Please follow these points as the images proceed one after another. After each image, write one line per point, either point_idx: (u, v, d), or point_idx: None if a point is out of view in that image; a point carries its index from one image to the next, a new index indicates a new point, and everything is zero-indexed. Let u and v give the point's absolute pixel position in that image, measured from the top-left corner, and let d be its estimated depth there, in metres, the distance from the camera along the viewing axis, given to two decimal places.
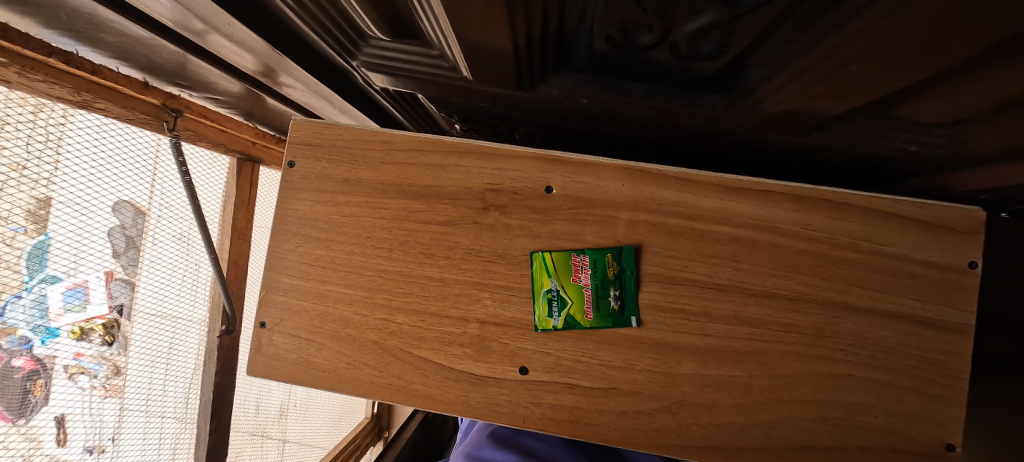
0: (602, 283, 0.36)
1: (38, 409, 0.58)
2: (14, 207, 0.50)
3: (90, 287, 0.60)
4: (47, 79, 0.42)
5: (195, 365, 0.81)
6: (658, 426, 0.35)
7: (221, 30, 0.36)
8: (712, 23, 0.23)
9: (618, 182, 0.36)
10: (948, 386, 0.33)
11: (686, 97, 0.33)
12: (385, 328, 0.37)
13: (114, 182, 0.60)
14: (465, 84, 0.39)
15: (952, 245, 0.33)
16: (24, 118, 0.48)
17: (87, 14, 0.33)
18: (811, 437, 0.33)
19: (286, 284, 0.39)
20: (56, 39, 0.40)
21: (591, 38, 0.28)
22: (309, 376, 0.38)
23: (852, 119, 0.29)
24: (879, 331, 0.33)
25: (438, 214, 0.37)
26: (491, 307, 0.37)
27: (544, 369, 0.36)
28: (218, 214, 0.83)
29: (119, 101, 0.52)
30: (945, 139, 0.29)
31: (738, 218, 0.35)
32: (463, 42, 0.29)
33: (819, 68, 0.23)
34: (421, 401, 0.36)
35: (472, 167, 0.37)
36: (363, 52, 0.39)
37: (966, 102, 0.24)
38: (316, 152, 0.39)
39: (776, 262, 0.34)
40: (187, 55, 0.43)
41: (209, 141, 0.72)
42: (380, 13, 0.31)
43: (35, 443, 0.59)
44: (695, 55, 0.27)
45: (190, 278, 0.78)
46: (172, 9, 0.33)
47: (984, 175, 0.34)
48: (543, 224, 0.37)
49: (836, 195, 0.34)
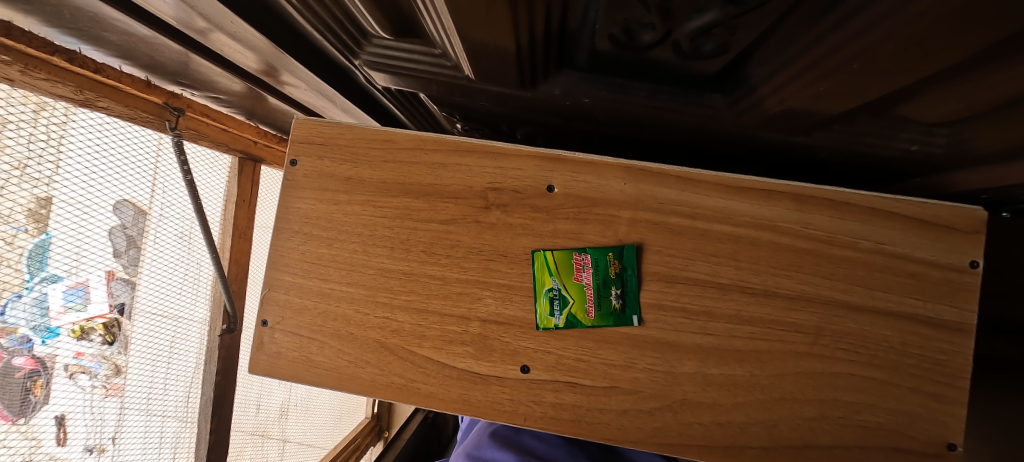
0: (603, 282, 0.36)
1: (38, 408, 0.58)
2: (15, 206, 0.50)
3: (91, 286, 0.59)
4: (50, 77, 0.42)
5: (195, 365, 0.81)
6: (659, 424, 0.35)
7: (224, 29, 0.36)
8: (713, 21, 0.23)
9: (619, 181, 0.36)
10: (949, 385, 0.33)
11: (687, 96, 0.33)
12: (386, 327, 0.37)
13: (114, 182, 0.60)
14: (467, 83, 0.39)
15: (953, 244, 0.33)
16: (26, 117, 0.48)
17: (91, 13, 0.33)
18: (812, 436, 0.33)
19: (288, 283, 0.39)
20: (59, 38, 0.40)
21: (594, 37, 0.28)
22: (310, 374, 0.38)
23: (853, 118, 0.30)
24: (879, 330, 0.33)
25: (439, 212, 0.37)
26: (493, 306, 0.37)
27: (545, 367, 0.36)
28: (219, 214, 0.83)
29: (121, 100, 0.52)
30: (946, 138, 0.29)
31: (739, 217, 0.35)
32: (465, 41, 0.29)
33: (821, 67, 0.23)
34: (422, 400, 0.36)
35: (474, 166, 0.37)
36: (365, 51, 0.39)
37: (967, 102, 0.24)
38: (317, 150, 0.40)
39: (777, 262, 0.34)
40: (189, 54, 0.43)
41: (211, 141, 0.72)
42: (383, 12, 0.31)
43: (35, 442, 0.58)
44: (697, 54, 0.27)
45: (191, 277, 0.78)
46: (176, 8, 0.33)
47: (985, 174, 0.34)
48: (545, 223, 0.37)
49: (837, 194, 0.34)
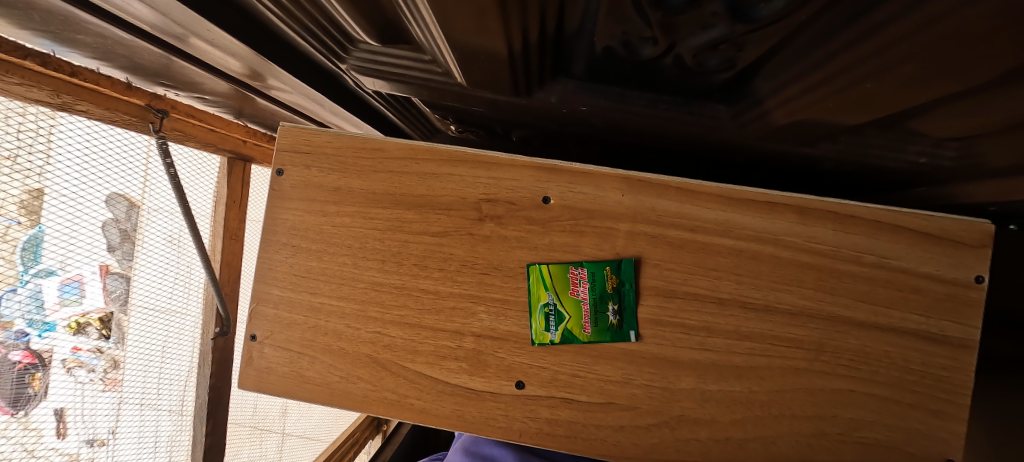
0: (601, 297, 0.35)
1: (37, 401, 0.57)
2: (8, 199, 0.49)
3: (86, 281, 0.59)
4: (23, 81, 0.40)
5: (189, 368, 0.81)
6: (656, 440, 0.34)
7: (202, 35, 0.34)
8: (719, 37, 0.21)
9: (617, 192, 0.35)
10: (950, 401, 0.32)
11: (689, 106, 0.32)
12: (377, 341, 0.37)
13: (102, 179, 0.58)
14: (459, 89, 0.37)
15: (958, 259, 0.32)
16: (13, 112, 0.45)
17: (61, 16, 0.31)
18: (810, 452, 0.33)
19: (277, 296, 0.38)
20: (31, 41, 0.38)
21: (591, 46, 0.26)
22: (300, 390, 0.37)
23: (862, 130, 0.28)
24: (881, 346, 0.32)
25: (431, 225, 0.36)
26: (487, 321, 0.36)
27: (540, 384, 0.35)
28: (209, 213, 0.81)
29: (101, 103, 0.50)
30: (956, 152, 0.28)
31: (740, 230, 0.34)
32: (456, 47, 0.27)
33: (835, 82, 0.22)
34: (415, 415, 0.36)
35: (467, 177, 0.36)
36: (352, 56, 0.37)
37: (982, 120, 0.23)
38: (304, 159, 0.38)
39: (778, 276, 0.33)
40: (170, 57, 0.41)
41: (198, 141, 0.70)
42: (368, 17, 0.29)
43: (36, 436, 0.58)
44: (701, 68, 0.26)
45: (182, 278, 0.77)
46: (150, 14, 0.31)
47: (993, 189, 0.32)
48: (540, 236, 0.36)
49: (843, 207, 0.33)
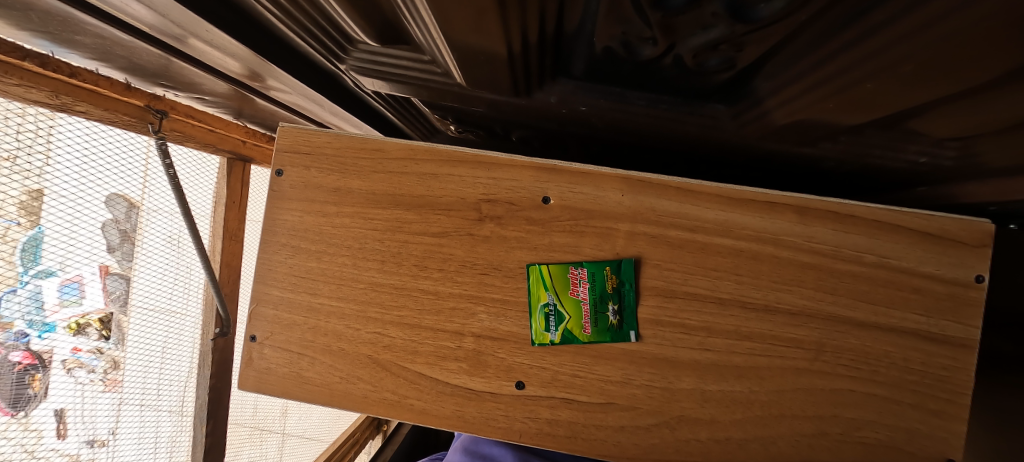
0: (601, 297, 0.35)
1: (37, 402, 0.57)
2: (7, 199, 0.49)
3: (85, 282, 0.59)
4: (22, 82, 0.40)
5: (189, 368, 0.81)
6: (657, 440, 0.34)
7: (201, 36, 0.34)
8: (719, 38, 0.21)
9: (617, 192, 0.35)
10: (950, 401, 0.32)
11: (689, 106, 0.32)
12: (377, 342, 0.36)
13: (102, 180, 0.58)
14: (459, 90, 0.37)
15: (958, 258, 0.32)
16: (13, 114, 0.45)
17: (60, 17, 0.31)
18: (810, 452, 0.33)
19: (277, 297, 0.38)
20: (30, 42, 0.38)
21: (591, 46, 0.26)
22: (300, 391, 0.37)
23: (862, 130, 0.28)
24: (882, 346, 0.32)
25: (431, 225, 0.36)
26: (487, 321, 0.36)
27: (540, 384, 0.35)
28: (209, 212, 0.81)
29: (101, 104, 0.50)
30: (956, 152, 0.28)
31: (740, 230, 0.34)
32: (456, 47, 0.27)
33: (835, 82, 0.22)
34: (415, 416, 0.36)
35: (467, 177, 0.36)
36: (351, 56, 0.37)
37: (982, 120, 0.23)
38: (304, 160, 0.38)
39: (778, 276, 0.33)
40: (169, 57, 0.41)
41: (198, 142, 0.70)
42: (367, 18, 0.29)
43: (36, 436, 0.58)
44: (701, 68, 0.26)
45: (182, 279, 0.77)
46: (149, 15, 0.31)
47: (993, 188, 0.32)
48: (540, 236, 0.36)
49: (843, 206, 0.33)
